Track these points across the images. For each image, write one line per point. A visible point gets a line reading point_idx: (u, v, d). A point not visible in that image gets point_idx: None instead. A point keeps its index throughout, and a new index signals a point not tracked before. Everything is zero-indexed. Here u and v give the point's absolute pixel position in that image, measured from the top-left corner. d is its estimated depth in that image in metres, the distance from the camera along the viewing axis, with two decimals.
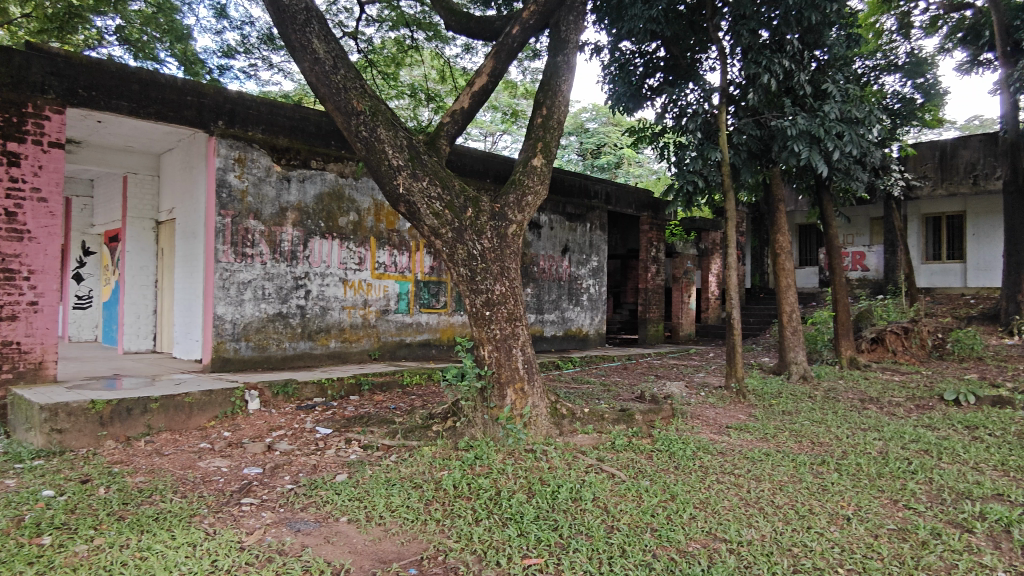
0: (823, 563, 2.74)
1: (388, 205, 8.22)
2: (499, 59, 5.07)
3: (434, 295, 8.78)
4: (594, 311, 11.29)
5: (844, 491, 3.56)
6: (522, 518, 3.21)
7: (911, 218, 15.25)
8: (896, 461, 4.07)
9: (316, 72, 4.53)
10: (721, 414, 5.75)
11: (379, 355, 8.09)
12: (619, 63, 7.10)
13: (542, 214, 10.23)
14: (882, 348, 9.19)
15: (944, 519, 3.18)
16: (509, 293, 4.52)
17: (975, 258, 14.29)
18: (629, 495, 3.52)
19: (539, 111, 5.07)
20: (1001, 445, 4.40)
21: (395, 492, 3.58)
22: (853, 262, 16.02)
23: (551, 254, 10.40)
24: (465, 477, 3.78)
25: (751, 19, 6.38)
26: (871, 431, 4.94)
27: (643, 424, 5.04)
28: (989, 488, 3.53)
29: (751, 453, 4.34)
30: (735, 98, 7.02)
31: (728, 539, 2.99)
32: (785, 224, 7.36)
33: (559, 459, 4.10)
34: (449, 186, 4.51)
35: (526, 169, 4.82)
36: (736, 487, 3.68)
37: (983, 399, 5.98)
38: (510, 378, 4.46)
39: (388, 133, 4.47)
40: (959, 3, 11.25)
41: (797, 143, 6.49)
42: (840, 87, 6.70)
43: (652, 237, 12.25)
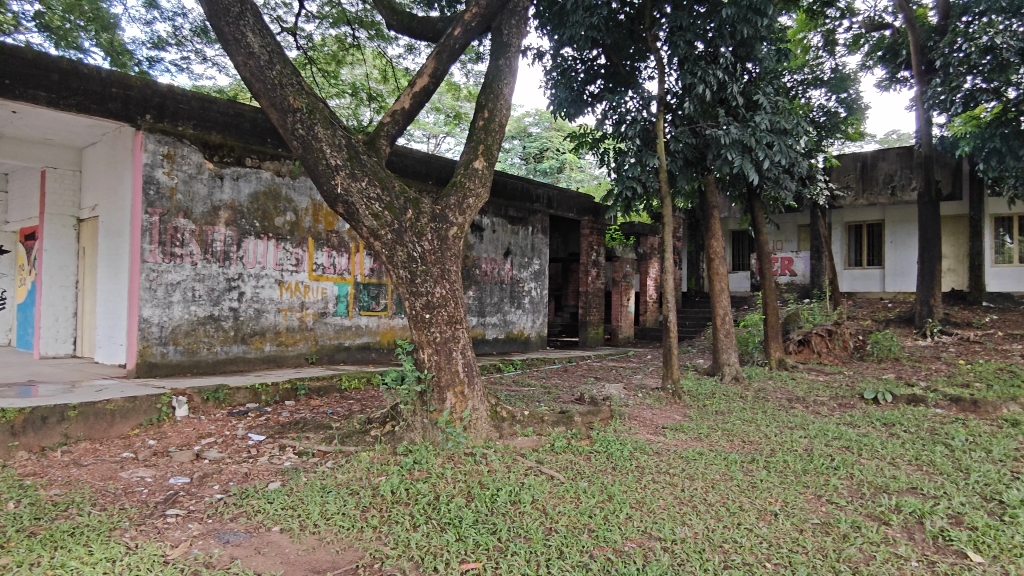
0: (752, 558, 2.84)
1: (326, 205, 8.04)
2: (440, 60, 5.01)
3: (375, 298, 8.64)
4: (535, 313, 11.36)
5: (772, 488, 3.69)
6: (461, 522, 3.18)
7: (835, 225, 16.04)
8: (820, 458, 4.26)
9: (251, 67, 4.39)
10: (657, 414, 5.89)
11: (317, 358, 7.89)
12: (561, 69, 7.17)
13: (484, 216, 10.21)
14: (808, 349, 9.62)
15: (864, 513, 3.34)
16: (450, 295, 4.49)
17: (892, 264, 15.13)
18: (568, 496, 3.56)
19: (481, 114, 5.05)
20: (914, 441, 4.66)
21: (330, 499, 3.49)
22: (782, 267, 16.64)
23: (493, 257, 10.39)
24: (404, 482, 3.72)
25: (688, 30, 6.57)
26: (798, 429, 5.16)
27: (582, 425, 5.10)
28: (904, 482, 3.73)
29: (685, 453, 4.45)
30: (672, 107, 7.18)
31: (663, 537, 3.05)
32: (719, 230, 7.61)
33: (499, 462, 4.10)
34: (389, 186, 4.45)
35: (467, 171, 4.80)
36: (671, 486, 3.76)
37: (899, 397, 6.33)
38: (450, 381, 4.43)
39: (326, 131, 4.38)
40: (878, 23, 11.94)
41: (730, 151, 6.74)
42: (770, 99, 6.97)
43: (592, 241, 12.44)
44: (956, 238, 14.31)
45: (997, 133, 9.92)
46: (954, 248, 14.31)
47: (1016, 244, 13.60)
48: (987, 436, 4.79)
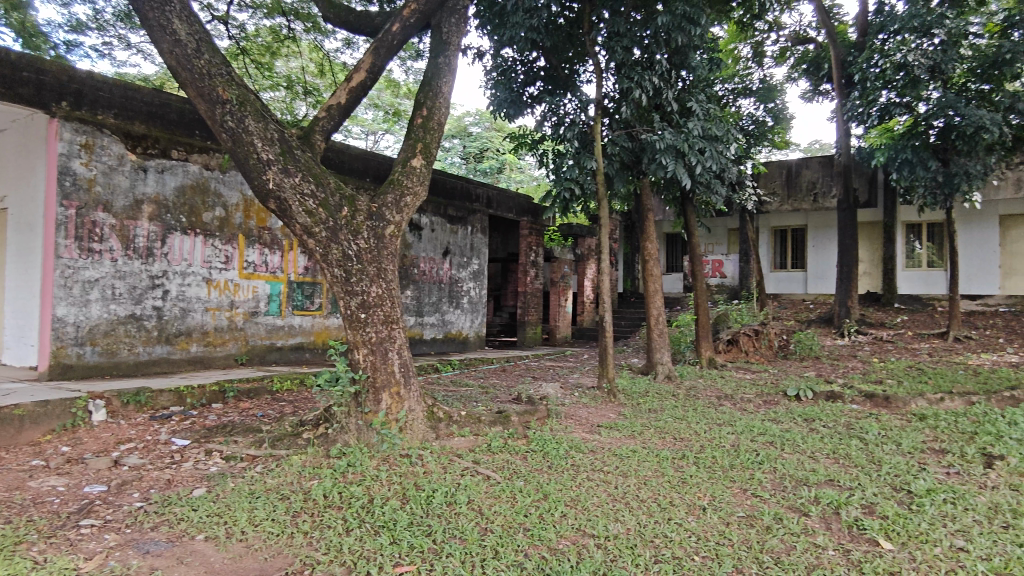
0: (681, 552, 2.92)
1: (258, 201, 7.78)
2: (377, 55, 4.92)
3: (309, 297, 8.43)
4: (474, 313, 11.34)
5: (701, 483, 3.81)
6: (395, 525, 3.14)
7: (762, 229, 16.72)
8: (746, 452, 4.43)
9: (176, 55, 4.20)
10: (592, 413, 5.97)
11: (246, 359, 7.62)
12: (501, 69, 7.16)
13: (423, 215, 10.11)
14: (737, 348, 9.98)
15: (786, 505, 3.49)
16: (386, 295, 4.43)
17: (814, 267, 15.90)
18: (503, 496, 3.56)
19: (419, 111, 5.00)
20: (832, 436, 4.92)
21: (259, 505, 3.38)
22: (713, 269, 17.23)
23: (431, 256, 10.30)
24: (337, 485, 3.64)
25: (625, 36, 6.71)
26: (726, 426, 5.34)
27: (519, 425, 5.11)
28: (823, 475, 3.92)
29: (619, 450, 4.54)
30: (609, 111, 7.30)
31: (596, 534, 3.10)
32: (653, 232, 7.79)
33: (435, 463, 4.07)
34: (323, 183, 4.35)
35: (405, 169, 4.74)
36: (604, 483, 3.83)
37: (818, 393, 6.66)
38: (385, 382, 4.36)
39: (258, 125, 4.23)
40: (803, 37, 12.55)
41: (664, 156, 6.89)
42: (702, 106, 7.21)
43: (531, 241, 12.52)
44: (872, 243, 15.16)
45: (909, 145, 10.56)
46: (870, 252, 15.15)
47: (924, 250, 14.52)
48: (897, 429, 5.10)
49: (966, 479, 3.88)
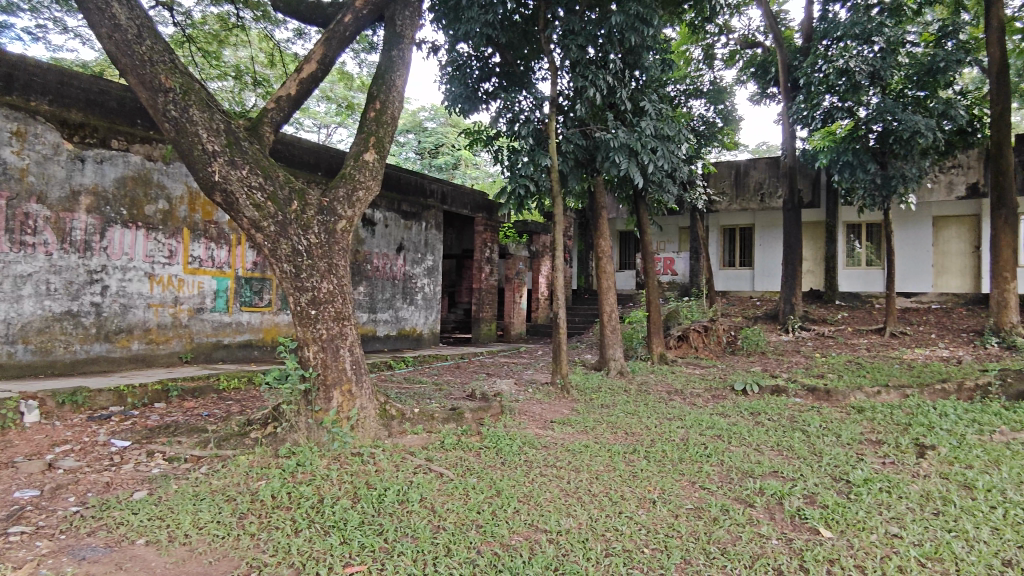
0: (631, 544, 2.97)
1: (204, 194, 7.51)
2: (329, 46, 4.82)
3: (257, 293, 8.21)
4: (428, 310, 11.27)
5: (651, 477, 3.89)
6: (345, 525, 3.09)
7: (711, 228, 17.11)
8: (695, 446, 4.54)
9: (116, 40, 4.02)
10: (546, 409, 6.01)
11: (191, 357, 7.37)
12: (456, 64, 7.10)
13: (376, 210, 9.96)
14: (687, 344, 10.20)
15: (732, 496, 3.59)
16: (337, 292, 4.35)
17: (760, 265, 16.38)
18: (456, 494, 3.54)
19: (372, 105, 4.92)
20: (776, 428, 5.07)
21: (203, 507, 3.27)
22: (664, 266, 17.55)
23: (384, 252, 10.17)
24: (285, 485, 3.56)
25: (579, 35, 6.75)
26: (675, 420, 5.45)
27: (472, 422, 5.10)
28: (768, 466, 4.04)
29: (572, 445, 4.58)
30: (563, 109, 7.33)
31: (548, 529, 3.12)
32: (607, 230, 7.88)
33: (387, 461, 4.02)
34: (272, 176, 4.25)
35: (357, 163, 4.66)
36: (557, 479, 3.86)
37: (764, 388, 6.87)
38: (337, 380, 4.30)
39: (203, 114, 4.09)
40: (751, 41, 12.90)
41: (618, 154, 6.96)
42: (655, 106, 7.32)
43: (486, 238, 12.50)
44: (815, 242, 15.69)
45: (849, 147, 10.94)
46: (813, 251, 15.68)
47: (863, 249, 15.11)
48: (837, 422, 5.30)
49: (901, 468, 4.06)
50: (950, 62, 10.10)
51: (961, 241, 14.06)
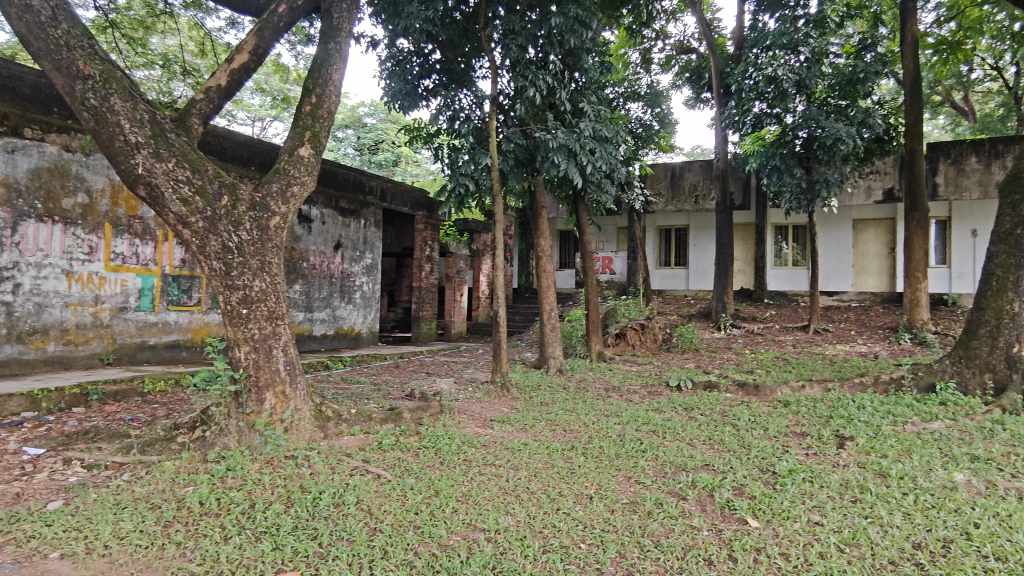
0: (568, 540, 3.00)
1: (127, 187, 7.14)
2: (262, 37, 4.68)
3: (186, 291, 7.87)
4: (366, 309, 11.09)
5: (588, 473, 3.95)
6: (278, 530, 3.01)
7: (648, 228, 17.53)
8: (631, 441, 4.63)
9: (27, 21, 3.77)
10: (486, 408, 6.00)
11: (114, 359, 7.01)
12: (395, 59, 7.00)
13: (313, 207, 9.72)
14: (625, 342, 10.42)
15: (666, 490, 3.69)
16: (270, 290, 4.22)
17: (695, 265, 16.88)
18: (393, 495, 3.50)
19: (308, 98, 4.79)
20: (708, 423, 5.24)
21: (125, 516, 3.12)
22: (603, 265, 17.86)
23: (321, 250, 9.94)
24: (214, 491, 3.43)
25: (520, 34, 6.76)
26: (613, 416, 5.56)
27: (411, 422, 5.03)
28: (700, 460, 4.17)
29: (511, 444, 4.60)
30: (504, 108, 7.35)
31: (487, 528, 3.12)
32: (546, 229, 7.95)
33: (322, 464, 3.93)
34: (200, 170, 4.08)
35: (292, 158, 4.54)
36: (496, 477, 3.86)
37: (697, 383, 7.10)
38: (270, 380, 4.17)
39: (125, 104, 3.89)
40: (686, 47, 13.28)
41: (557, 155, 7.03)
42: (594, 108, 7.44)
43: (426, 236, 12.41)
44: (746, 243, 16.29)
45: (777, 152, 11.37)
46: (744, 251, 16.27)
47: (790, 250, 15.79)
48: (764, 415, 5.52)
49: (822, 458, 4.27)
50: (869, 73, 10.69)
51: (878, 243, 14.89)
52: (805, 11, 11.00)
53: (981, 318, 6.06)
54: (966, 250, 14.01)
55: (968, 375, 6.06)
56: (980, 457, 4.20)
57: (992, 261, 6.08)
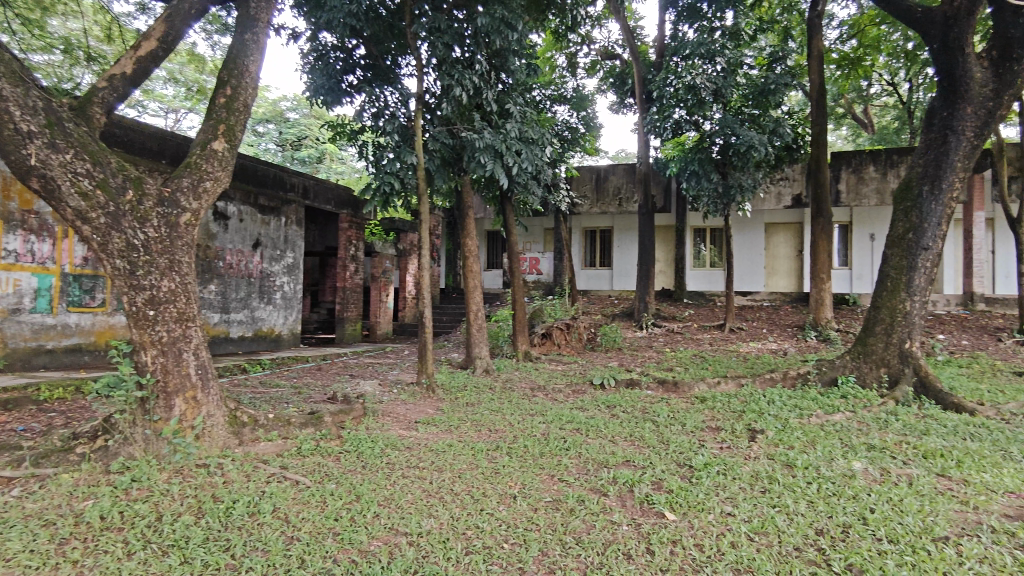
0: (490, 541, 3.00)
1: (20, 180, 6.62)
2: (172, 25, 4.46)
3: (88, 292, 7.33)
4: (287, 310, 10.74)
5: (512, 472, 3.97)
6: (187, 543, 2.87)
7: (574, 230, 17.82)
8: (555, 440, 4.69)
9: None
10: (411, 410, 5.93)
11: (5, 365, 6.48)
12: (318, 53, 6.81)
13: (229, 204, 9.32)
14: (550, 341, 10.55)
15: (588, 487, 3.75)
16: (179, 290, 4.01)
17: (618, 266, 17.31)
18: (312, 502, 3.40)
19: (222, 90, 4.58)
20: (629, 420, 5.38)
21: (13, 535, 2.88)
22: (530, 266, 18.02)
23: (238, 248, 9.52)
24: (117, 505, 3.22)
25: (445, 33, 6.71)
26: (538, 415, 5.61)
27: (332, 425, 4.90)
28: (621, 456, 4.27)
29: (435, 445, 4.56)
30: (430, 107, 7.27)
31: (409, 532, 3.08)
32: (473, 229, 7.93)
33: (237, 472, 3.76)
34: (102, 163, 3.83)
35: (204, 152, 4.33)
36: (420, 479, 3.82)
37: (619, 381, 7.26)
38: (179, 386, 3.96)
39: (15, 89, 3.59)
40: (610, 53, 13.61)
41: (483, 155, 7.02)
42: (520, 109, 7.49)
43: (350, 235, 12.15)
44: (667, 245, 16.84)
45: (696, 158, 11.81)
46: (665, 252, 16.80)
47: (708, 252, 16.45)
48: (682, 411, 5.73)
49: (735, 451, 4.46)
50: (779, 84, 11.26)
51: (787, 246, 15.73)
52: (721, 23, 11.49)
53: (878, 316, 6.49)
54: (865, 252, 15.01)
55: (866, 369, 6.50)
56: (875, 446, 4.51)
57: (886, 263, 6.53)
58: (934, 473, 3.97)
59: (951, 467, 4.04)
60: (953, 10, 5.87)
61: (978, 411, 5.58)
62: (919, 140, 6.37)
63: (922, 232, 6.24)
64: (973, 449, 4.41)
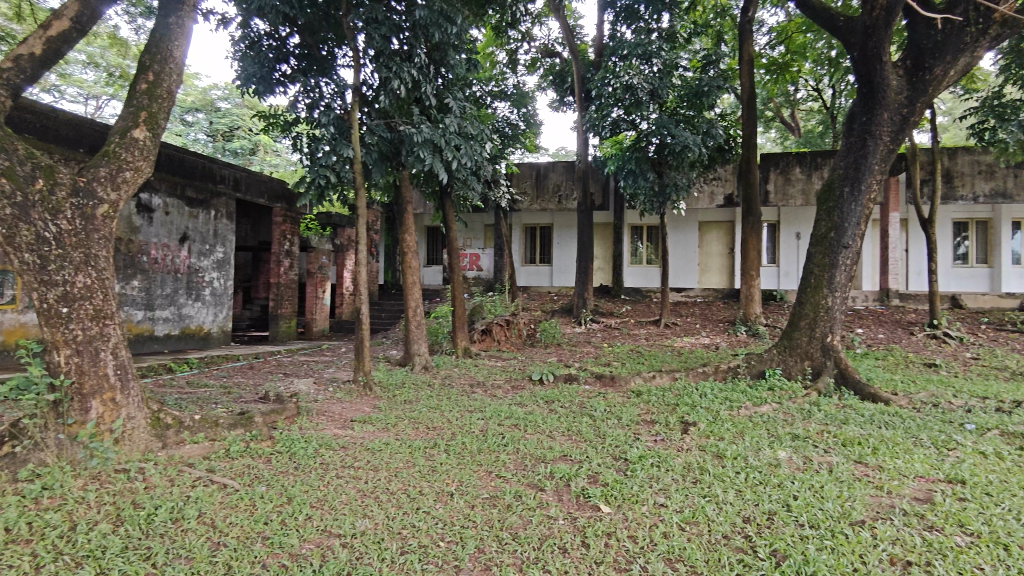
0: (427, 540, 2.97)
1: None
2: (87, 4, 4.19)
3: None
4: (217, 307, 10.34)
5: (449, 470, 3.94)
6: (103, 553, 2.72)
7: (514, 226, 17.90)
8: (493, 436, 4.69)
9: None
10: (346, 408, 5.81)
11: None
12: (249, 41, 6.56)
13: (154, 195, 8.88)
14: (490, 338, 10.55)
15: (526, 482, 3.77)
16: (96, 285, 3.80)
17: (558, 263, 17.51)
18: (240, 505, 3.28)
19: (144, 75, 4.34)
20: (567, 415, 5.44)
21: None
22: (470, 262, 18.04)
23: (164, 242, 9.09)
24: (25, 515, 3.01)
25: (383, 24, 6.58)
26: (476, 412, 5.60)
27: (263, 426, 4.74)
28: (558, 451, 4.31)
29: (371, 444, 4.48)
30: (367, 99, 7.12)
31: (342, 533, 3.01)
32: (411, 224, 7.84)
33: (160, 476, 3.59)
34: (8, 149, 3.60)
35: (124, 140, 4.10)
36: (354, 479, 3.75)
37: (558, 376, 7.34)
38: (96, 388, 3.74)
39: None
40: (550, 51, 13.72)
41: (422, 149, 6.93)
42: (459, 104, 7.44)
43: (285, 230, 11.82)
44: (605, 242, 17.15)
45: (633, 156, 12.04)
46: (604, 250, 17.10)
47: (644, 249, 16.84)
48: (619, 405, 5.83)
49: (669, 444, 4.57)
50: (712, 87, 11.59)
51: (719, 244, 16.27)
52: (658, 25, 11.73)
53: (802, 311, 6.79)
54: (792, 250, 15.67)
55: (791, 362, 6.79)
56: (799, 436, 4.71)
57: (811, 260, 6.83)
58: (852, 461, 4.18)
59: (868, 454, 4.27)
60: (873, 21, 6.16)
61: (892, 400, 5.92)
62: (840, 143, 6.67)
63: (843, 232, 6.56)
64: (887, 436, 4.67)
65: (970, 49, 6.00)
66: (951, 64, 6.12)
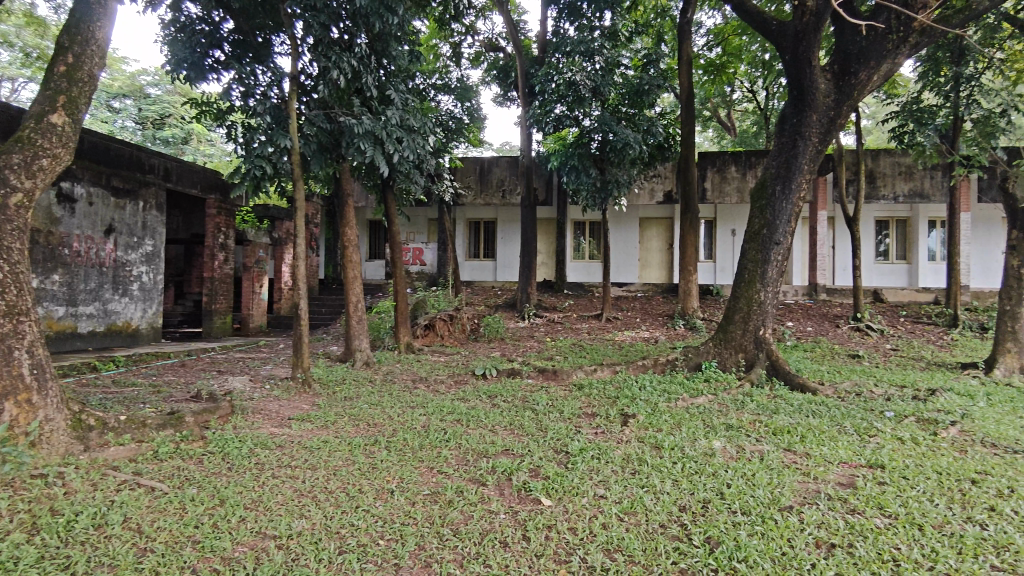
0: (366, 538, 2.93)
1: None
2: None
3: None
4: (146, 303, 9.89)
5: (390, 467, 3.89)
6: (15, 564, 2.54)
7: (458, 221, 17.83)
8: (434, 432, 4.65)
9: None
10: (284, 406, 5.66)
11: None
12: (181, 25, 6.27)
13: (76, 185, 8.42)
14: (433, 333, 10.48)
15: (467, 478, 3.76)
16: (9, 279, 3.59)
17: (502, 257, 17.55)
18: (169, 509, 3.14)
19: (62, 57, 4.08)
20: (509, 409, 5.46)
21: None
22: (413, 257, 17.75)
23: (88, 234, 8.64)
24: None
25: (322, 12, 6.40)
26: (418, 408, 5.55)
27: (195, 425, 4.56)
28: (500, 445, 4.32)
29: (309, 442, 4.38)
30: (306, 89, 6.94)
31: (277, 534, 2.94)
32: (352, 217, 7.69)
33: (81, 481, 3.41)
34: None
35: (39, 126, 3.85)
36: (291, 479, 3.65)
37: (501, 371, 7.36)
38: (10, 389, 3.51)
39: None
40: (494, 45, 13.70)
41: (362, 141, 6.80)
42: (401, 96, 7.33)
43: (219, 222, 11.40)
44: (549, 237, 17.29)
45: (575, 152, 12.06)
46: (547, 245, 17.24)
47: (587, 244, 17.06)
48: (560, 399, 5.90)
49: (608, 436, 4.64)
50: (652, 86, 11.79)
51: (659, 239, 16.66)
52: (600, 23, 11.88)
53: (737, 305, 7.02)
54: (727, 246, 16.19)
55: (726, 354, 7.01)
56: (732, 425, 4.87)
57: (745, 256, 7.07)
58: (782, 449, 4.35)
59: (796, 442, 4.46)
60: (803, 25, 6.47)
61: (819, 390, 6.20)
62: (773, 143, 6.91)
63: (774, 229, 6.81)
64: (814, 424, 4.89)
65: (892, 56, 6.30)
66: (875, 70, 6.41)
